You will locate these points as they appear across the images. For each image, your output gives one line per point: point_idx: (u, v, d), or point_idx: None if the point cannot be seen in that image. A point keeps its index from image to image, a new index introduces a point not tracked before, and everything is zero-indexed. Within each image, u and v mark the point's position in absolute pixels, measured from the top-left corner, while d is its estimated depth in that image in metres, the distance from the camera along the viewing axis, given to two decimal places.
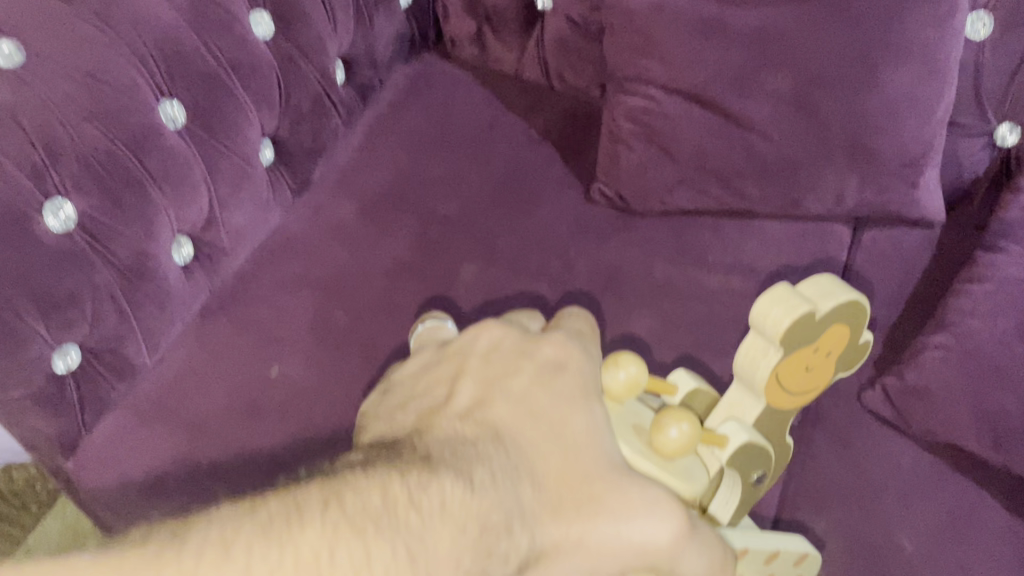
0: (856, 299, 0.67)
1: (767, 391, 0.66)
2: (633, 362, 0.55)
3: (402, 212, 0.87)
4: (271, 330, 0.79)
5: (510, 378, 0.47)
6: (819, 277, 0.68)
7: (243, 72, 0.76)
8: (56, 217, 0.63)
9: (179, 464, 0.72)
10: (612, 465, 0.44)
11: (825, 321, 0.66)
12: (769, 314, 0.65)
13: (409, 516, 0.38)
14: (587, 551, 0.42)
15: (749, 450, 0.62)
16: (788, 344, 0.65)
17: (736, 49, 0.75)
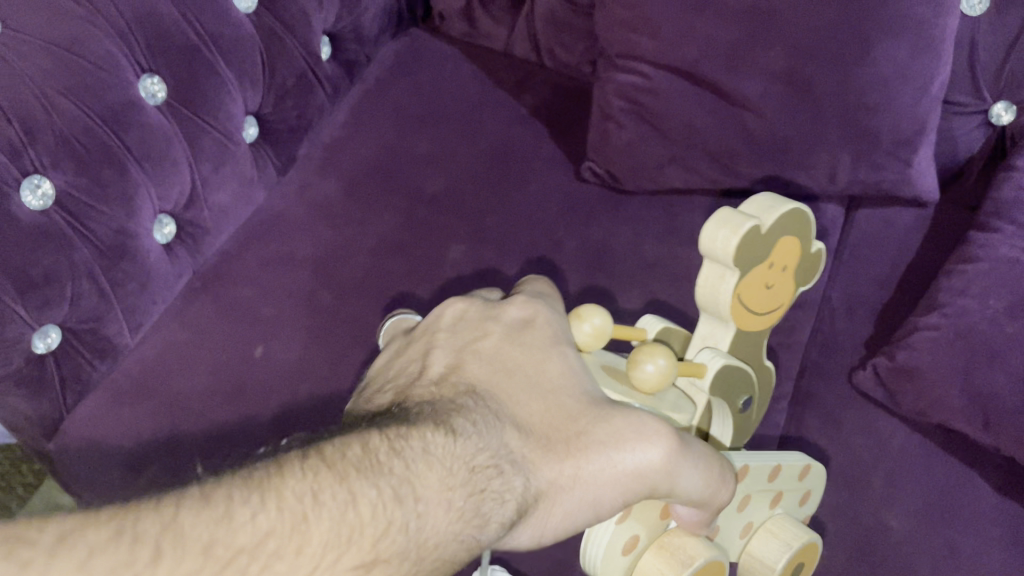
0: (799, 210, 0.69)
1: (735, 312, 0.69)
2: (597, 313, 0.57)
3: (389, 189, 0.85)
4: (256, 310, 0.78)
5: (479, 342, 0.52)
6: (761, 195, 0.70)
7: (225, 47, 0.74)
8: (34, 195, 0.61)
9: (165, 443, 0.72)
10: (593, 400, 0.50)
11: (774, 232, 0.68)
12: (716, 238, 0.66)
13: (392, 462, 0.43)
14: (583, 480, 0.47)
15: (729, 372, 0.66)
16: (745, 264, 0.67)
17: (729, 23, 0.73)
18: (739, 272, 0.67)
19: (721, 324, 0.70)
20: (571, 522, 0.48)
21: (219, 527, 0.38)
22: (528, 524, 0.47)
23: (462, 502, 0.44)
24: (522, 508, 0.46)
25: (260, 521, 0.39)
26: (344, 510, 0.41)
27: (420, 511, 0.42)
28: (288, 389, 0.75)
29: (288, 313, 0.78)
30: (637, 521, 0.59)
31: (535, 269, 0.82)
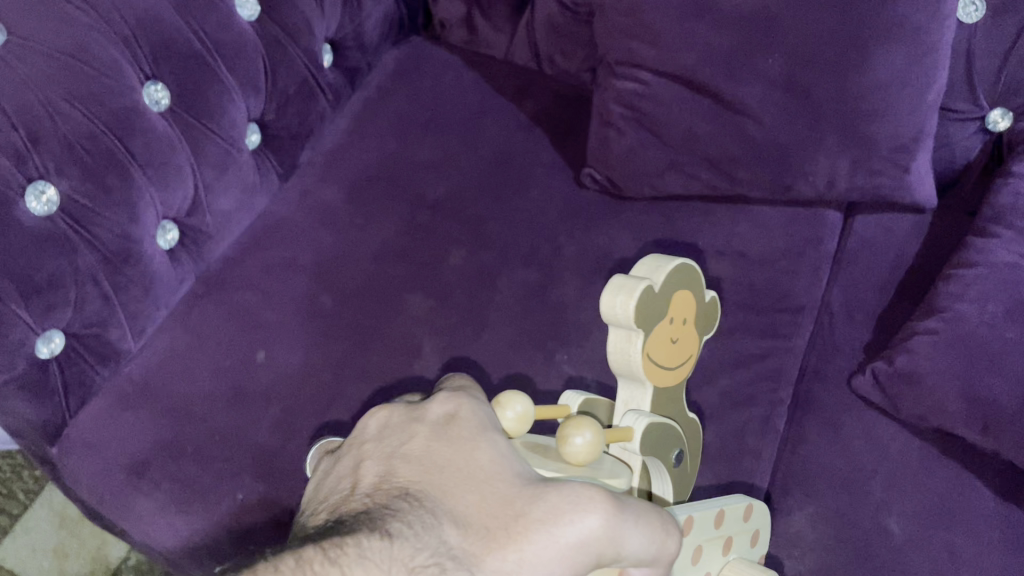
0: (684, 263, 0.69)
1: (649, 373, 0.67)
2: (518, 400, 0.55)
3: (390, 196, 0.86)
4: (259, 315, 0.78)
5: (407, 445, 0.47)
6: (643, 258, 0.70)
7: (227, 54, 0.75)
8: (38, 201, 0.62)
9: (166, 451, 0.73)
10: (526, 482, 0.44)
11: (665, 289, 0.68)
12: (614, 306, 0.65)
13: (328, 575, 0.37)
14: (530, 564, 0.41)
15: (657, 429, 0.64)
16: (648, 323, 0.66)
17: (727, 30, 0.74)
18: (642, 335, 0.66)
19: (638, 386, 0.68)
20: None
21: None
22: None
23: None
24: None
25: None
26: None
27: None
28: (288, 393, 0.76)
29: (290, 318, 0.79)
30: None
31: (535, 274, 0.84)
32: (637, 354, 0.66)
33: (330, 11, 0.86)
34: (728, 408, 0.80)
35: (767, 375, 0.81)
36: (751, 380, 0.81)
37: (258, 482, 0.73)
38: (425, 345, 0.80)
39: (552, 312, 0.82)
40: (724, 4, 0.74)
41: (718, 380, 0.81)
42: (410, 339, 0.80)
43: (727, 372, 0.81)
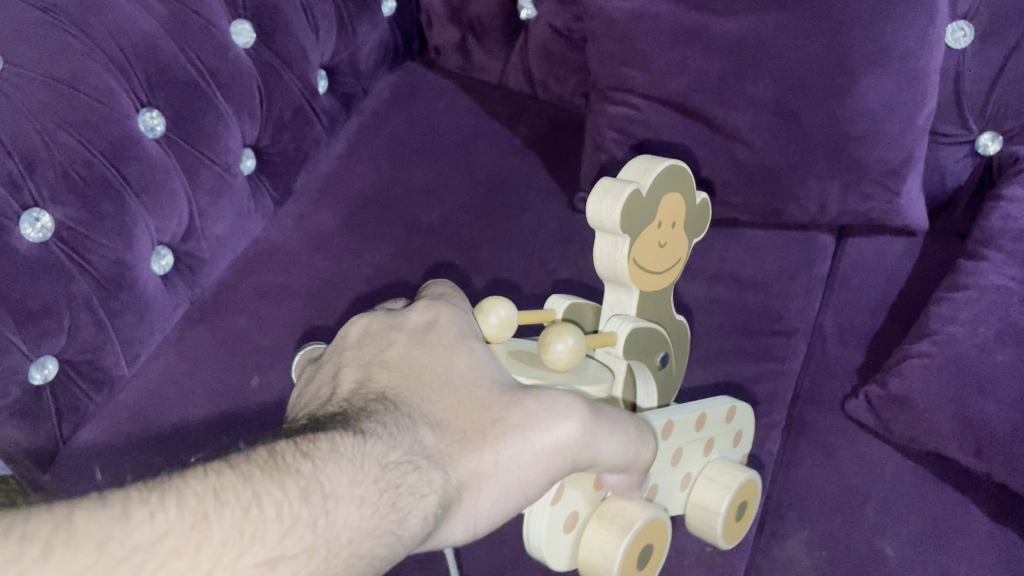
0: (675, 164, 0.67)
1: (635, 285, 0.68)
2: (501, 305, 0.59)
3: (386, 219, 0.87)
4: (253, 339, 0.78)
5: (387, 351, 0.52)
6: (635, 157, 0.68)
7: (222, 81, 0.75)
8: (34, 227, 0.63)
9: (160, 476, 0.71)
10: (502, 387, 0.50)
11: (654, 193, 0.66)
12: (601, 208, 0.64)
13: (301, 465, 0.43)
14: (506, 467, 0.48)
15: (636, 339, 0.66)
16: (635, 227, 0.65)
17: (717, 56, 0.75)
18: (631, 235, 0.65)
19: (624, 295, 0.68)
20: (501, 507, 0.49)
21: (115, 526, 0.38)
22: (456, 517, 0.48)
23: (376, 500, 0.44)
24: (444, 502, 0.46)
25: (159, 521, 0.39)
26: (248, 510, 0.41)
27: (330, 508, 0.42)
28: None
29: (284, 342, 0.79)
30: (569, 500, 0.60)
31: None
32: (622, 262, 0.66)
33: (325, 38, 0.86)
34: None
35: (758, 399, 0.81)
36: (743, 402, 0.80)
37: None
38: None
39: None
40: (714, 31, 0.75)
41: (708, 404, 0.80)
42: None
43: (717, 397, 0.81)
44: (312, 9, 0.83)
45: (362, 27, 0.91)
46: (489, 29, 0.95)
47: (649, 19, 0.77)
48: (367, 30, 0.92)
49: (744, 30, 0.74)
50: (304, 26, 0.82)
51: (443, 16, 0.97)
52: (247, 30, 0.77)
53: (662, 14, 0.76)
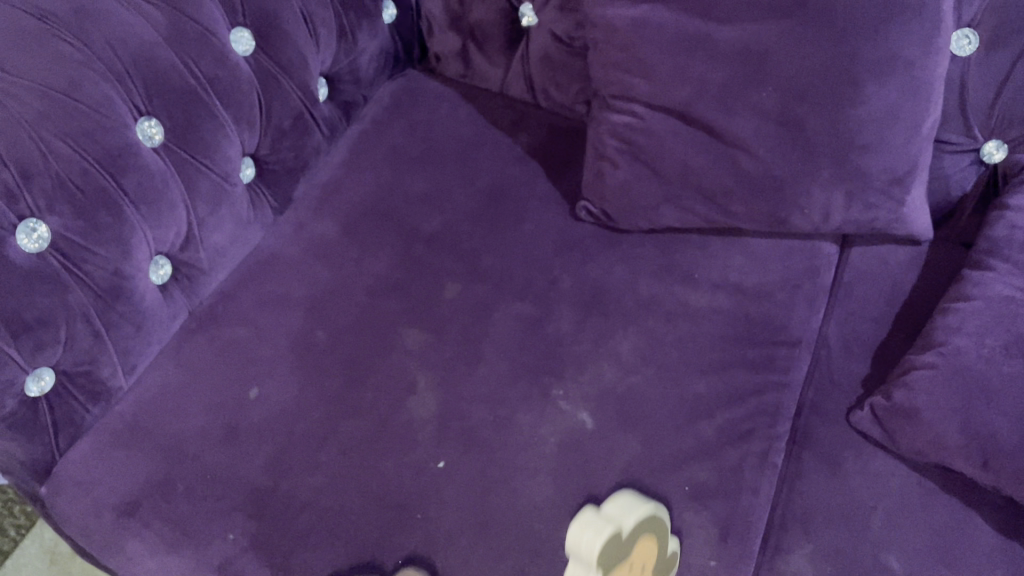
0: (655, 513, 0.61)
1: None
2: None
3: (385, 228, 0.86)
4: (250, 350, 0.77)
5: None
6: (618, 499, 0.63)
7: (221, 90, 0.74)
8: (30, 238, 0.61)
9: (153, 488, 0.70)
10: None
11: (628, 552, 0.60)
12: (582, 538, 0.58)
13: None
14: None
15: None
16: (613, 542, 0.58)
17: (721, 65, 0.74)
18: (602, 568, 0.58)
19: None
20: None
21: None
22: None
23: None
24: None
25: None
26: None
27: None
28: (281, 429, 0.73)
29: (284, 351, 0.77)
30: None
31: (530, 307, 0.81)
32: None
33: (325, 46, 0.86)
34: (726, 444, 0.74)
35: (764, 410, 0.76)
36: (748, 414, 0.75)
37: (248, 521, 0.68)
38: (419, 380, 0.76)
39: (544, 346, 0.78)
40: (718, 39, 0.74)
41: (714, 415, 0.75)
42: (404, 373, 0.76)
43: (724, 408, 0.75)
44: (312, 17, 0.82)
45: (361, 34, 0.90)
46: (490, 37, 0.94)
47: (651, 27, 0.76)
48: (367, 38, 0.91)
49: (748, 38, 0.73)
50: (304, 34, 0.82)
51: (443, 23, 0.96)
52: (247, 38, 0.76)
53: (665, 21, 0.75)
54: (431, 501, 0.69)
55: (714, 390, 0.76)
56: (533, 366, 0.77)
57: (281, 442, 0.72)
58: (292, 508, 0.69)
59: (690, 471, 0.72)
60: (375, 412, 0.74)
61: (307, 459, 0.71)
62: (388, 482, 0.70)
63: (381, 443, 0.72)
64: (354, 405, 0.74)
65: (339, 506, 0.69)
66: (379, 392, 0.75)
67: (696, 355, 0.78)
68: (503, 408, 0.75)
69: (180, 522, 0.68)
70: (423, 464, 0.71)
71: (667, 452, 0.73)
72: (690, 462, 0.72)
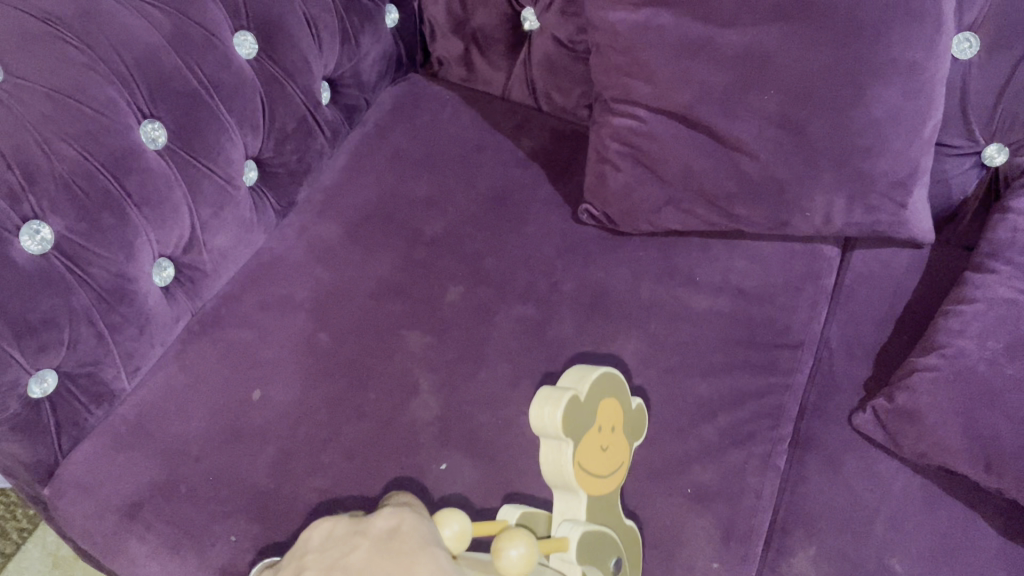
0: (609, 371, 0.67)
1: (567, 468, 0.63)
2: (454, 518, 0.56)
3: (388, 231, 0.86)
4: (254, 352, 0.77)
5: (348, 558, 0.48)
6: (570, 367, 0.68)
7: (225, 92, 0.75)
8: (34, 240, 0.62)
9: (156, 491, 0.70)
10: None
11: (591, 413, 0.65)
12: (542, 414, 0.63)
13: None
14: None
15: (593, 534, 0.62)
16: (574, 417, 0.63)
17: (723, 68, 0.75)
18: (569, 438, 0.63)
19: (560, 474, 0.63)
20: None
21: None
22: None
23: None
24: None
25: None
26: None
27: None
28: (285, 433, 0.73)
29: (287, 354, 0.77)
30: None
31: (533, 309, 0.81)
32: (568, 446, 0.63)
33: (328, 51, 0.86)
34: (730, 446, 0.74)
35: (766, 412, 0.76)
36: (751, 417, 0.75)
37: (251, 523, 0.68)
38: (422, 382, 0.76)
39: (545, 349, 0.78)
40: (720, 43, 0.74)
41: (716, 418, 0.75)
42: (407, 376, 0.76)
43: (727, 410, 0.75)
44: (315, 21, 0.83)
45: (364, 39, 0.90)
46: (492, 41, 0.95)
47: (653, 30, 0.76)
48: (370, 42, 0.91)
49: (750, 41, 0.73)
50: (307, 37, 0.82)
51: (446, 28, 0.96)
52: (250, 42, 0.77)
53: (667, 25, 0.75)
54: (432, 501, 0.71)
55: (716, 392, 0.76)
56: (536, 368, 0.77)
57: (284, 444, 0.72)
58: (296, 510, 0.69)
59: (694, 474, 0.72)
60: (378, 414, 0.74)
61: (310, 461, 0.71)
62: (391, 484, 0.71)
63: (385, 446, 0.72)
64: (357, 407, 0.75)
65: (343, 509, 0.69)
66: (382, 394, 0.75)
67: (697, 357, 0.78)
68: (505, 410, 0.75)
69: (184, 524, 0.68)
70: (425, 467, 0.72)
71: (668, 454, 0.73)
72: (693, 465, 0.72)
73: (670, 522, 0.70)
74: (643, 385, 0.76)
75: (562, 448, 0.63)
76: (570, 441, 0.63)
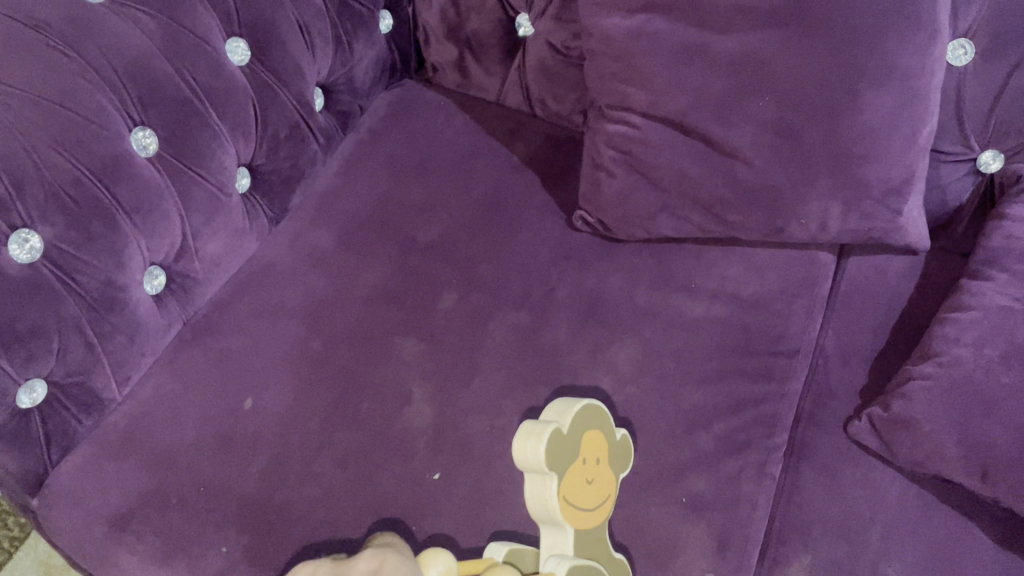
0: (593, 404, 0.67)
1: (552, 501, 0.63)
2: (440, 558, 0.59)
3: (381, 238, 0.86)
4: (246, 360, 0.77)
5: None
6: (554, 401, 0.68)
7: (217, 99, 0.74)
8: (22, 248, 0.61)
9: (146, 501, 0.69)
10: None
11: (575, 447, 0.65)
12: (526, 448, 0.64)
13: None
14: None
15: (580, 572, 0.62)
16: (557, 451, 0.64)
17: (718, 75, 0.74)
18: (553, 472, 0.64)
19: (545, 508, 0.64)
20: None
21: None
22: None
23: None
24: None
25: None
26: None
27: None
28: (277, 442, 0.72)
29: (279, 362, 0.77)
30: None
31: (527, 317, 0.81)
32: (552, 479, 0.63)
33: (322, 57, 0.85)
34: (725, 455, 0.73)
35: (761, 420, 0.75)
36: (746, 425, 0.75)
37: (241, 534, 0.68)
38: (415, 390, 0.76)
39: (540, 356, 0.78)
40: (715, 49, 0.74)
41: (711, 426, 0.74)
42: (400, 384, 0.76)
43: (721, 418, 0.75)
44: (308, 26, 0.82)
45: (358, 44, 0.90)
46: (486, 47, 0.94)
47: (648, 37, 0.76)
48: (363, 48, 0.91)
49: (744, 47, 0.73)
50: (300, 43, 0.81)
51: (439, 33, 0.96)
52: (242, 48, 0.76)
53: (661, 31, 0.75)
54: (425, 513, 0.69)
55: (711, 400, 0.76)
56: (530, 376, 0.77)
57: (276, 453, 0.72)
58: (288, 520, 0.68)
59: (689, 483, 0.72)
60: (371, 423, 0.74)
61: (302, 471, 0.71)
62: (383, 492, 0.70)
63: (377, 455, 0.72)
64: (349, 416, 0.74)
65: (335, 519, 0.69)
66: (375, 402, 0.75)
67: (692, 365, 0.78)
68: (499, 418, 0.74)
69: (174, 535, 0.68)
70: (418, 476, 0.71)
71: (663, 463, 0.72)
72: (687, 473, 0.72)
73: (665, 531, 0.69)
74: (639, 392, 0.76)
75: (547, 481, 0.64)
76: (553, 474, 0.63)
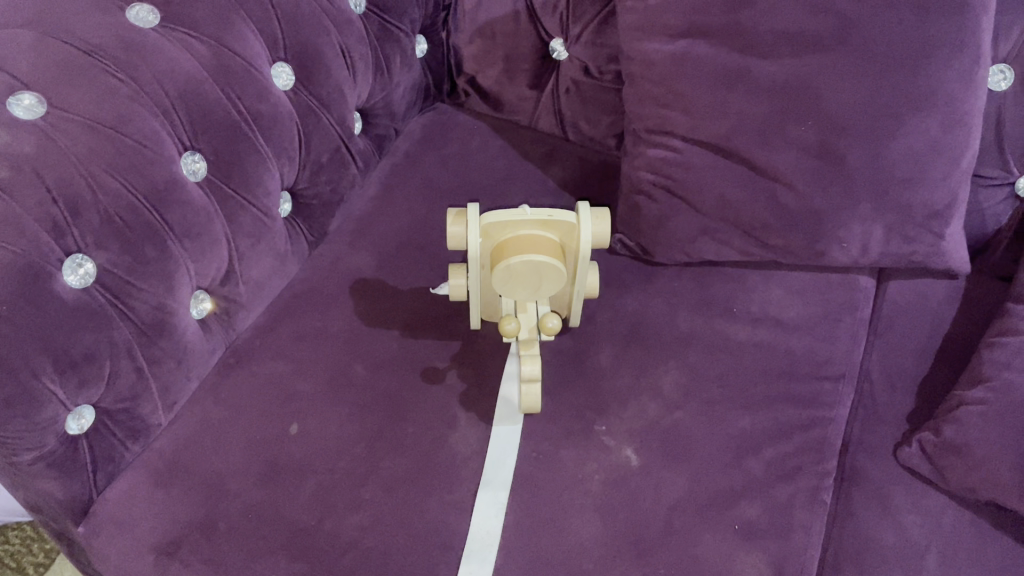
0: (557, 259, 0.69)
1: (507, 241, 0.68)
2: None
3: (420, 262, 0.86)
4: (291, 385, 0.76)
5: None
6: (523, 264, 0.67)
7: (264, 123, 0.74)
8: (76, 274, 0.60)
9: (193, 528, 0.68)
10: None
11: (566, 217, 0.67)
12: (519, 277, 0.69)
13: None
14: None
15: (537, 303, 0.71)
16: (518, 236, 0.68)
17: (761, 99, 0.75)
18: (493, 246, 0.69)
19: (517, 213, 0.67)
20: None
21: None
22: None
23: None
24: None
25: None
26: None
27: None
28: (323, 468, 0.71)
29: (322, 387, 0.76)
30: None
31: (570, 342, 0.81)
32: (590, 278, 0.75)
33: (362, 80, 0.86)
34: (775, 481, 0.72)
35: (810, 446, 0.75)
36: (796, 449, 0.74)
37: (291, 561, 0.66)
38: (460, 415, 0.75)
39: (585, 380, 0.78)
40: (757, 73, 0.74)
41: (761, 452, 0.74)
42: (444, 409, 0.75)
43: (770, 443, 0.74)
44: (349, 51, 0.83)
45: (396, 69, 0.90)
46: (519, 71, 0.95)
47: (690, 62, 0.76)
48: (401, 72, 0.92)
49: (788, 72, 0.73)
50: (341, 67, 0.82)
51: (473, 59, 0.96)
52: (287, 72, 0.76)
53: (704, 56, 0.75)
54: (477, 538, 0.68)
55: (758, 426, 0.75)
56: (574, 400, 0.76)
57: (323, 478, 0.71)
58: (338, 547, 0.67)
59: (742, 509, 0.70)
60: (417, 448, 0.73)
61: (350, 497, 0.70)
62: (432, 517, 0.69)
63: (424, 481, 0.71)
64: (394, 438, 0.73)
65: (384, 547, 0.67)
66: (420, 427, 0.74)
67: (737, 389, 0.77)
68: (545, 442, 0.74)
69: (221, 561, 0.66)
70: (468, 504, 0.70)
71: (714, 488, 0.71)
72: (739, 500, 0.71)
73: (719, 559, 0.68)
74: (685, 416, 0.75)
75: (494, 237, 0.68)
76: (499, 278, 0.68)
